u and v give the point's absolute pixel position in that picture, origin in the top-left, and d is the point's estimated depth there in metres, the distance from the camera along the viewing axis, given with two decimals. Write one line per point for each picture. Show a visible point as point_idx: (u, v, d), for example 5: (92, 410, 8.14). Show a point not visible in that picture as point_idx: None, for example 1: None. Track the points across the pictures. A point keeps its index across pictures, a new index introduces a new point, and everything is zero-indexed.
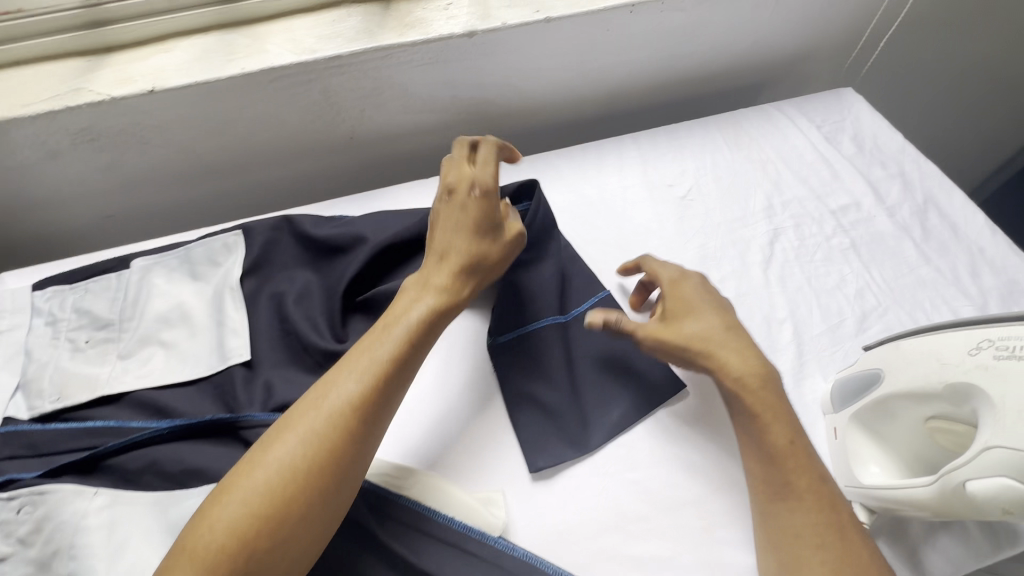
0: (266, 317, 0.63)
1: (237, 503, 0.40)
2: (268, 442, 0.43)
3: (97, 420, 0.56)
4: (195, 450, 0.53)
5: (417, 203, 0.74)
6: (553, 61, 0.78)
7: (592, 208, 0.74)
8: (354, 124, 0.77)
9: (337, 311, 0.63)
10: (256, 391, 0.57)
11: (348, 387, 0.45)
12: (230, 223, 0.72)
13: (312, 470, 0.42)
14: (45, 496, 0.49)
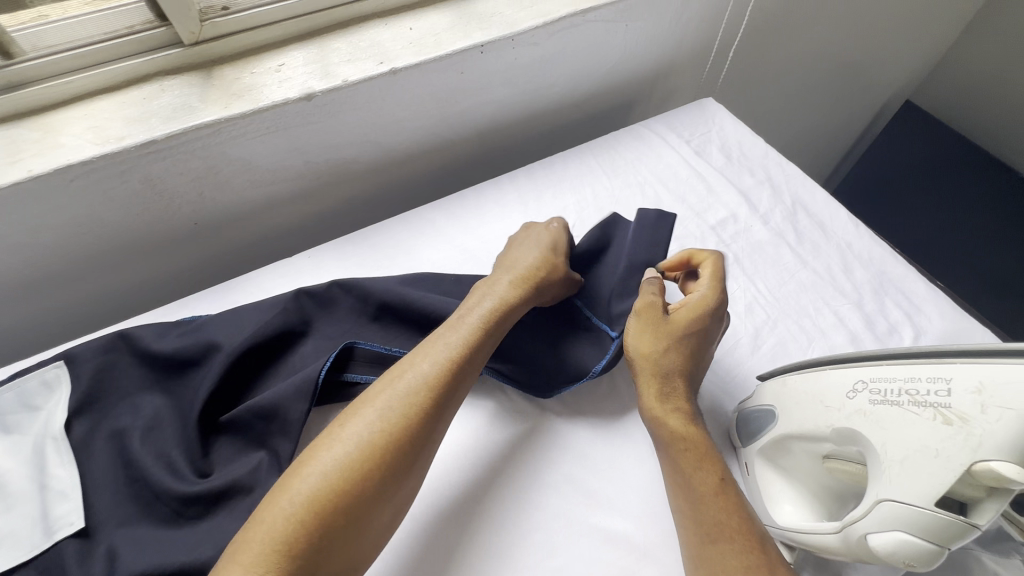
0: (106, 466, 0.52)
1: (317, 476, 0.41)
2: (348, 418, 0.45)
3: None
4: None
5: (280, 288, 0.66)
6: (410, 111, 0.73)
7: (475, 261, 0.70)
8: (193, 209, 0.68)
9: (195, 440, 0.53)
10: (96, 569, 0.47)
11: (410, 387, 0.47)
12: (50, 352, 0.59)
13: (391, 445, 0.43)
14: None
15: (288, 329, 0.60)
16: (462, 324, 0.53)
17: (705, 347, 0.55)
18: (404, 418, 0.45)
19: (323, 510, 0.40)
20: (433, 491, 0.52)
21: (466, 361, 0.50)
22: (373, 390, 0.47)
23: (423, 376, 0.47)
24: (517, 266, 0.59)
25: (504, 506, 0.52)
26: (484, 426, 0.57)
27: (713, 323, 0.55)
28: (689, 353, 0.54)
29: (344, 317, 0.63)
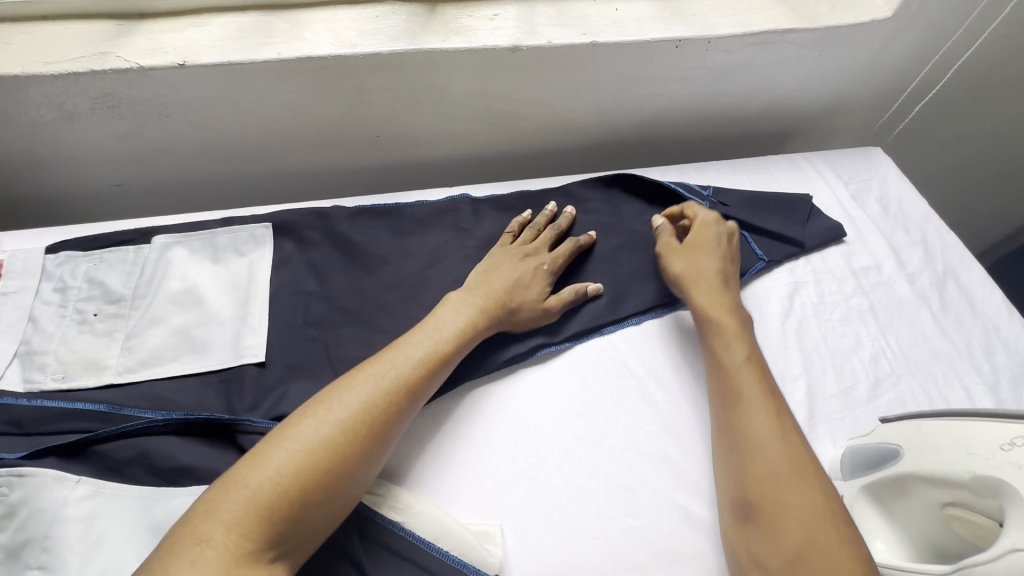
0: (285, 318, 0.62)
1: (251, 495, 0.39)
2: (283, 436, 0.42)
3: (86, 402, 0.53)
4: (184, 447, 0.52)
5: (440, 212, 0.73)
6: (592, 85, 0.77)
7: (616, 238, 0.73)
8: (384, 124, 0.76)
9: (360, 318, 0.63)
10: (261, 395, 0.56)
11: (360, 398, 0.46)
12: (253, 212, 0.70)
13: (325, 470, 0.41)
14: (24, 479, 0.47)
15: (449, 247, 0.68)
16: (417, 354, 0.51)
17: (716, 268, 0.63)
18: (339, 445, 0.43)
19: (261, 521, 0.38)
20: (540, 428, 0.57)
21: (421, 377, 0.50)
22: (309, 406, 0.45)
23: (377, 391, 0.47)
24: (494, 288, 0.60)
25: (602, 459, 0.56)
26: (596, 382, 0.61)
27: (705, 248, 0.65)
28: (701, 280, 0.62)
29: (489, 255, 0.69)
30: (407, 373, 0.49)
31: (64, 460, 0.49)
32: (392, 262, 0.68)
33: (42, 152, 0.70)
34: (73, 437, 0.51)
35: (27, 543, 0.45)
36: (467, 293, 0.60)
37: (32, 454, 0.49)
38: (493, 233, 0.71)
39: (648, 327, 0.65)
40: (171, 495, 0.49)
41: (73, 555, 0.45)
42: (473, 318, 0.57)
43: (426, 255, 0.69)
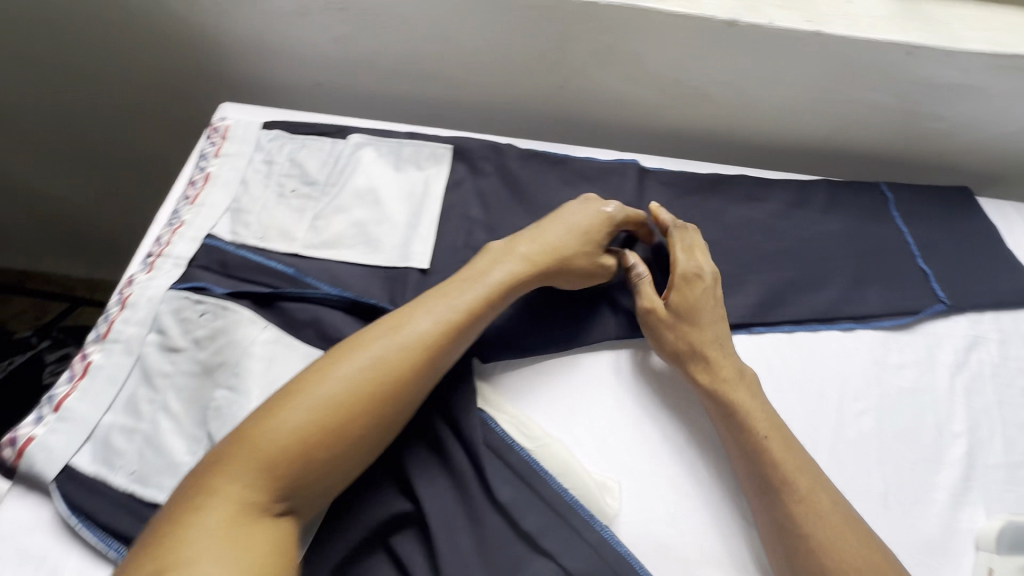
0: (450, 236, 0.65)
1: (242, 496, 0.39)
2: (263, 426, 0.41)
3: (278, 262, 0.60)
4: (351, 325, 0.57)
5: (608, 173, 0.72)
6: (796, 78, 0.72)
7: (783, 241, 0.69)
8: (572, 76, 0.76)
9: None
10: (419, 299, 0.60)
11: (337, 388, 0.44)
12: (436, 133, 0.74)
13: (317, 463, 0.42)
14: (227, 312, 0.54)
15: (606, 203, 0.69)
16: (403, 347, 0.47)
17: (719, 330, 0.57)
18: (329, 438, 0.42)
19: (261, 497, 0.39)
20: (671, 404, 0.57)
21: (409, 365, 0.46)
22: (287, 394, 0.43)
23: (361, 381, 0.44)
24: (524, 254, 0.56)
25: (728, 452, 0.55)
26: None
27: (704, 311, 0.58)
28: (698, 355, 0.55)
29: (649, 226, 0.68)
30: (370, 352, 0.46)
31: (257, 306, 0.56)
32: (553, 209, 0.69)
33: (270, 39, 0.78)
34: (266, 289, 0.57)
35: (221, 365, 0.52)
36: (494, 258, 0.55)
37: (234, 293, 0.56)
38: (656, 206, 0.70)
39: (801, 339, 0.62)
40: None
41: (255, 385, 0.51)
42: (448, 329, 0.49)
43: None
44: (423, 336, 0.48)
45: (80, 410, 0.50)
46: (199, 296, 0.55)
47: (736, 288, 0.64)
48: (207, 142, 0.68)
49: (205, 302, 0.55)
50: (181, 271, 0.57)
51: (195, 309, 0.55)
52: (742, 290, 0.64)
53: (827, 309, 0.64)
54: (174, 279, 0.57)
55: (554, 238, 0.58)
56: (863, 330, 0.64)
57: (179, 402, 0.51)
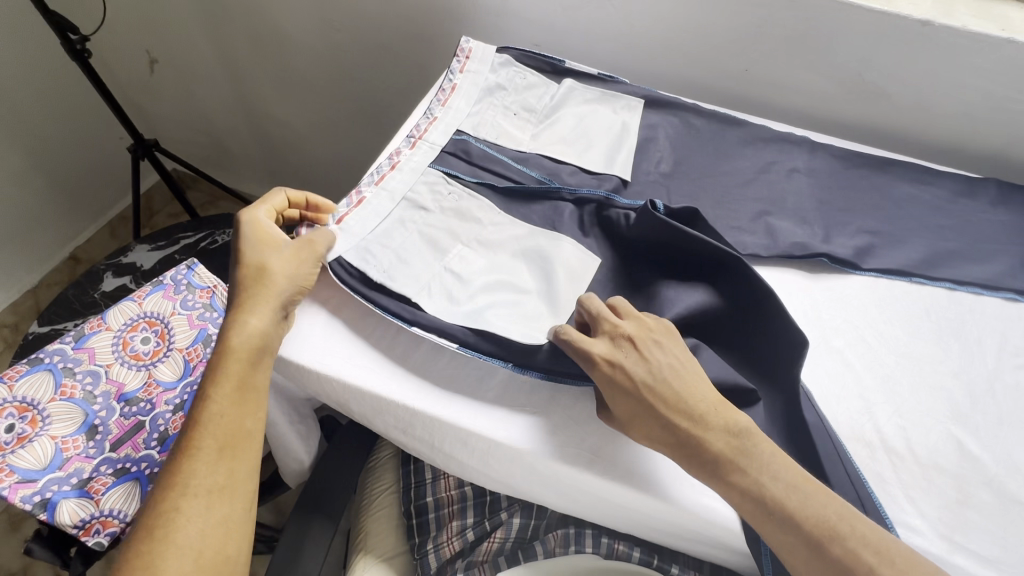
0: (645, 160, 0.77)
1: (199, 498, 0.46)
2: (198, 426, 0.49)
3: (505, 158, 0.73)
4: (569, 211, 0.69)
5: (785, 139, 0.81)
6: (979, 83, 0.79)
7: (949, 219, 0.74)
8: (760, 58, 0.87)
9: (699, 183, 0.76)
10: (591, 221, 0.68)
11: (238, 388, 0.51)
12: (635, 87, 0.87)
13: (237, 436, 0.50)
14: (470, 198, 0.67)
15: (776, 156, 0.80)
16: (247, 327, 0.53)
17: (707, 406, 0.49)
18: (240, 416, 0.50)
19: (226, 463, 0.48)
20: (834, 316, 0.64)
21: (245, 359, 0.52)
22: (185, 434, 0.49)
23: (250, 375, 0.52)
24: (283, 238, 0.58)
25: (881, 361, 0.61)
26: (894, 308, 0.65)
27: (660, 399, 0.49)
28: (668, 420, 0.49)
29: (817, 183, 0.77)
30: (249, 321, 0.53)
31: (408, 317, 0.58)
32: (731, 157, 0.79)
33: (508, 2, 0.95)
34: (513, 184, 0.70)
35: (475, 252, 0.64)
36: (272, 249, 0.57)
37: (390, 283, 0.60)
38: (827, 170, 0.78)
39: (962, 297, 0.67)
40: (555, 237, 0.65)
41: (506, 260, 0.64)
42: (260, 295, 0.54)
43: (763, 163, 0.78)
44: (251, 327, 0.53)
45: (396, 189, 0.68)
46: (451, 181, 0.69)
47: (899, 243, 0.71)
48: (454, 61, 0.82)
49: (455, 187, 0.68)
50: (435, 153, 0.72)
51: (446, 189, 0.68)
52: (904, 246, 0.71)
53: (990, 278, 0.68)
54: (428, 161, 0.71)
55: (316, 237, 0.60)
56: None
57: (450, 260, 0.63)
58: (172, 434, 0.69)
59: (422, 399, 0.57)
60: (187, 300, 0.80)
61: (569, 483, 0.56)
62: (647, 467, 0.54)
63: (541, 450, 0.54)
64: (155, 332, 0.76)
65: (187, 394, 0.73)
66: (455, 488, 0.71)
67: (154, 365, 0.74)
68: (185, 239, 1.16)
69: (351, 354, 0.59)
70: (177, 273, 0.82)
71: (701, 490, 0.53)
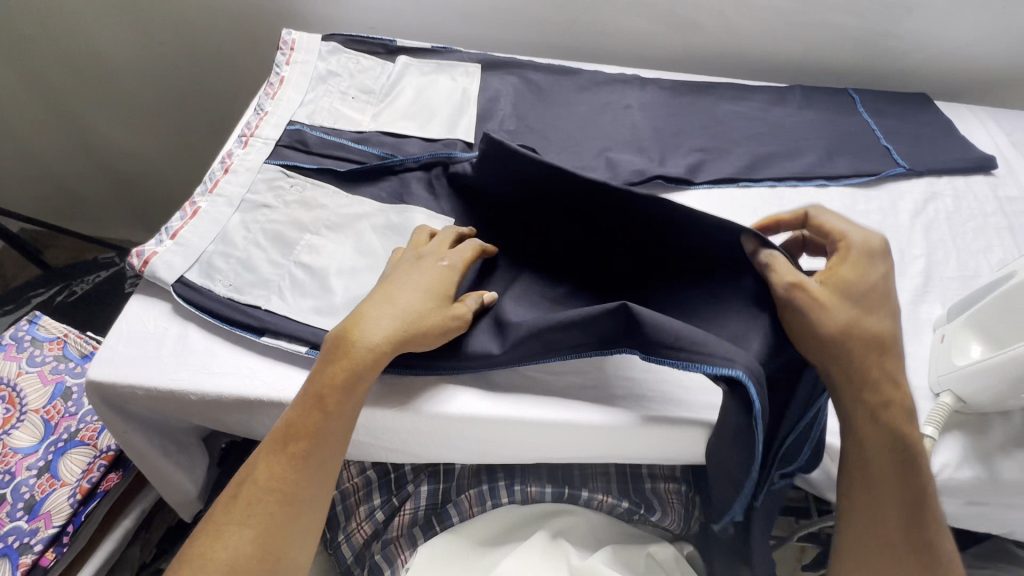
0: (488, 120, 0.79)
1: (247, 527, 0.43)
2: (286, 435, 0.46)
3: (346, 141, 0.72)
4: (416, 182, 0.70)
5: (615, 80, 0.86)
6: (769, 3, 0.87)
7: (764, 127, 0.82)
8: (583, 9, 0.91)
9: (542, 134, 0.79)
10: (438, 187, 0.70)
11: (335, 414, 0.48)
12: (471, 54, 0.88)
13: (305, 473, 0.46)
14: (313, 187, 0.67)
15: (610, 97, 0.84)
16: (360, 344, 0.49)
17: (896, 442, 0.47)
18: (316, 448, 0.46)
19: (282, 495, 0.45)
20: None
21: (356, 386, 0.48)
22: (277, 436, 0.47)
23: (351, 403, 0.48)
24: (437, 269, 0.55)
25: None
26: (725, 213, 0.72)
27: (875, 408, 0.47)
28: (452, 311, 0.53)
29: (649, 115, 0.82)
30: (357, 336, 0.49)
31: (254, 331, 0.56)
32: (569, 105, 0.83)
33: None
34: (356, 164, 0.70)
35: (328, 243, 0.63)
36: (419, 267, 0.55)
37: (233, 310, 0.57)
38: (656, 102, 0.84)
39: (781, 192, 0.75)
40: (404, 210, 0.66)
41: (358, 240, 0.63)
42: (395, 300, 0.51)
43: (599, 105, 0.83)
44: (379, 340, 0.49)
45: (232, 192, 0.65)
46: (290, 172, 0.68)
47: (725, 157, 0.78)
48: (278, 55, 0.80)
49: (295, 178, 0.67)
50: (270, 149, 0.70)
51: (286, 181, 0.67)
52: (729, 158, 0.78)
53: (802, 171, 0.76)
54: (263, 156, 0.69)
55: (470, 306, 0.55)
56: (835, 187, 0.76)
57: (294, 257, 0.61)
58: (40, 499, 0.64)
59: (285, 391, 0.53)
60: (35, 356, 0.73)
61: (456, 438, 0.57)
62: (519, 396, 0.56)
63: (419, 412, 0.55)
64: (3, 398, 0.70)
65: (50, 454, 0.66)
66: (358, 475, 0.70)
67: (7, 433, 0.68)
68: (37, 298, 1.05)
69: (206, 363, 0.55)
70: (18, 330, 0.75)
71: (571, 412, 0.56)
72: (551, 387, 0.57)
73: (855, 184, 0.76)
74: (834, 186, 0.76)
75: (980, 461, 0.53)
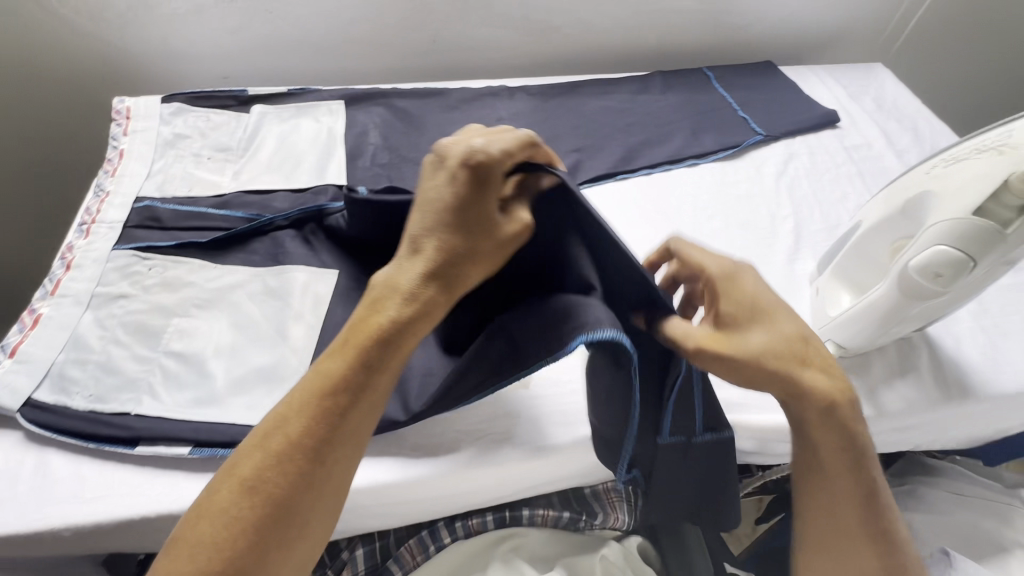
0: (359, 157, 0.76)
1: (236, 514, 0.37)
2: (299, 414, 0.40)
3: (205, 208, 0.67)
4: (290, 238, 0.66)
5: (483, 95, 0.86)
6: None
7: (633, 117, 0.85)
8: (439, 28, 0.90)
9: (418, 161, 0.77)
10: (314, 239, 0.66)
11: (358, 387, 0.41)
12: (332, 91, 0.85)
13: (313, 462, 0.39)
14: (174, 265, 0.62)
15: (481, 112, 0.84)
16: (392, 300, 0.42)
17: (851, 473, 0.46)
18: (331, 433, 0.40)
19: (282, 482, 0.38)
20: None
21: (380, 350, 0.41)
22: (298, 405, 0.40)
23: (370, 371, 0.41)
24: (479, 183, 0.42)
25: None
26: (608, 209, 0.73)
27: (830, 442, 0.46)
28: (458, 223, 0.42)
29: (522, 124, 0.83)
30: (385, 288, 0.43)
31: (127, 441, 0.50)
32: (441, 127, 0.81)
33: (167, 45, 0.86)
34: (220, 231, 0.65)
35: (201, 323, 0.58)
36: (454, 182, 0.42)
37: (98, 423, 0.51)
38: (527, 110, 0.85)
39: (657, 179, 0.77)
40: (280, 271, 0.62)
41: (233, 314, 0.59)
42: (447, 227, 0.42)
43: (471, 122, 0.82)
44: (431, 282, 0.42)
45: (80, 289, 0.59)
46: (146, 254, 0.62)
47: (601, 154, 0.79)
48: (114, 127, 0.73)
49: (152, 259, 0.62)
50: (119, 232, 0.64)
51: (143, 265, 0.61)
52: (605, 153, 0.79)
53: (672, 154, 0.79)
54: (112, 241, 0.63)
55: (479, 202, 0.42)
56: (704, 164, 0.79)
57: (164, 347, 0.56)
58: None
59: (176, 500, 0.48)
60: None
61: (378, 500, 0.54)
62: (421, 439, 0.55)
63: None
64: None
65: None
66: None
67: None
68: None
69: (75, 489, 0.49)
70: None
71: (490, 449, 0.55)
72: (458, 427, 0.56)
73: (722, 158, 0.80)
74: (703, 163, 0.79)
75: (868, 400, 0.57)
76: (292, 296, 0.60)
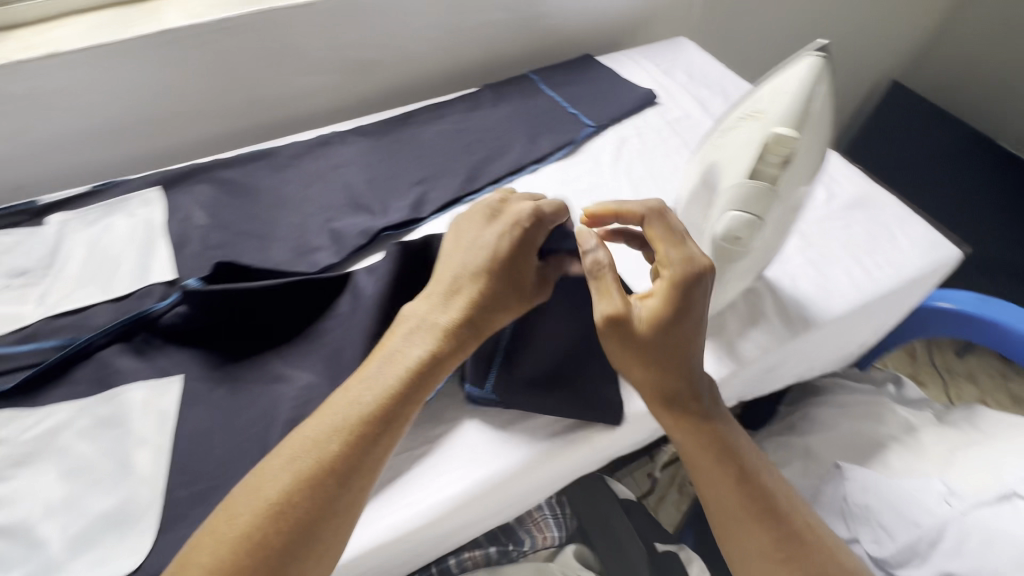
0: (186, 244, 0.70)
1: (267, 513, 0.41)
2: (344, 434, 0.44)
3: (8, 348, 0.59)
4: (118, 354, 0.59)
5: (313, 146, 0.82)
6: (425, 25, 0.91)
7: (470, 135, 0.86)
8: (251, 87, 0.85)
9: (254, 232, 0.72)
10: (146, 347, 0.60)
11: (391, 427, 0.46)
12: (143, 177, 0.77)
13: (350, 486, 0.43)
14: None
15: (314, 164, 0.80)
16: (418, 335, 0.49)
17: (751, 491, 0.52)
18: (369, 464, 0.44)
19: (312, 496, 0.42)
20: None
21: (408, 387, 0.47)
22: (338, 424, 0.44)
23: (406, 409, 0.47)
24: (533, 239, 0.53)
25: None
26: None
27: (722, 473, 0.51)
28: (500, 276, 0.52)
29: (359, 167, 0.80)
30: (407, 326, 0.50)
31: None
32: (273, 190, 0.77)
33: None
34: (31, 370, 0.57)
35: (22, 482, 0.50)
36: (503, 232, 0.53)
37: None
38: (362, 151, 0.82)
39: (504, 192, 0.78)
40: (110, 395, 0.55)
41: (62, 460, 0.52)
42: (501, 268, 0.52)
43: (305, 177, 0.79)
44: (465, 318, 0.50)
45: None
46: None
47: (444, 179, 0.79)
48: None
49: None
50: None
51: None
52: (448, 178, 0.79)
53: (514, 164, 0.81)
54: None
55: (521, 257, 0.53)
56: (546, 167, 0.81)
57: None
58: None
59: None
60: None
61: None
62: None
63: None
64: None
65: None
66: None
67: None
68: None
69: None
70: None
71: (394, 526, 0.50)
72: None
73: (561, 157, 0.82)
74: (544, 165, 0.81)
75: (729, 356, 0.60)
76: (129, 419, 0.54)
